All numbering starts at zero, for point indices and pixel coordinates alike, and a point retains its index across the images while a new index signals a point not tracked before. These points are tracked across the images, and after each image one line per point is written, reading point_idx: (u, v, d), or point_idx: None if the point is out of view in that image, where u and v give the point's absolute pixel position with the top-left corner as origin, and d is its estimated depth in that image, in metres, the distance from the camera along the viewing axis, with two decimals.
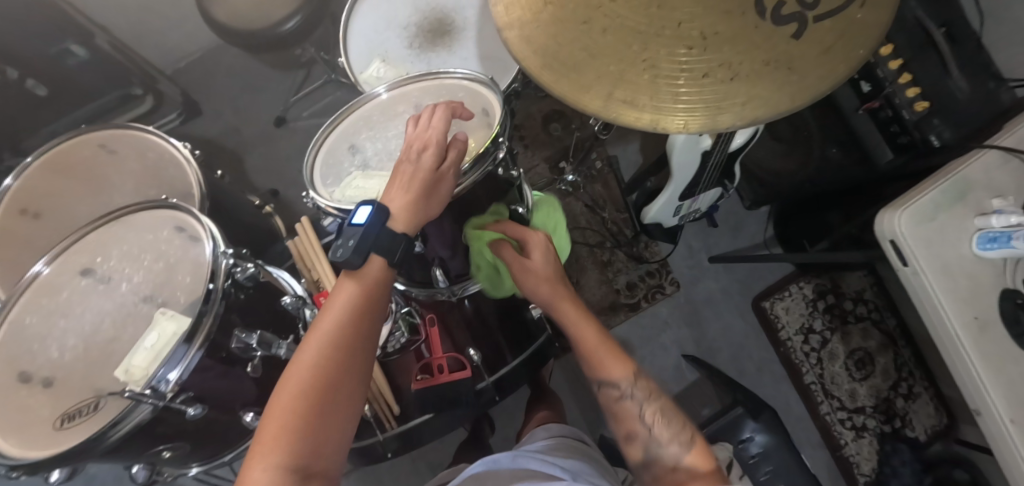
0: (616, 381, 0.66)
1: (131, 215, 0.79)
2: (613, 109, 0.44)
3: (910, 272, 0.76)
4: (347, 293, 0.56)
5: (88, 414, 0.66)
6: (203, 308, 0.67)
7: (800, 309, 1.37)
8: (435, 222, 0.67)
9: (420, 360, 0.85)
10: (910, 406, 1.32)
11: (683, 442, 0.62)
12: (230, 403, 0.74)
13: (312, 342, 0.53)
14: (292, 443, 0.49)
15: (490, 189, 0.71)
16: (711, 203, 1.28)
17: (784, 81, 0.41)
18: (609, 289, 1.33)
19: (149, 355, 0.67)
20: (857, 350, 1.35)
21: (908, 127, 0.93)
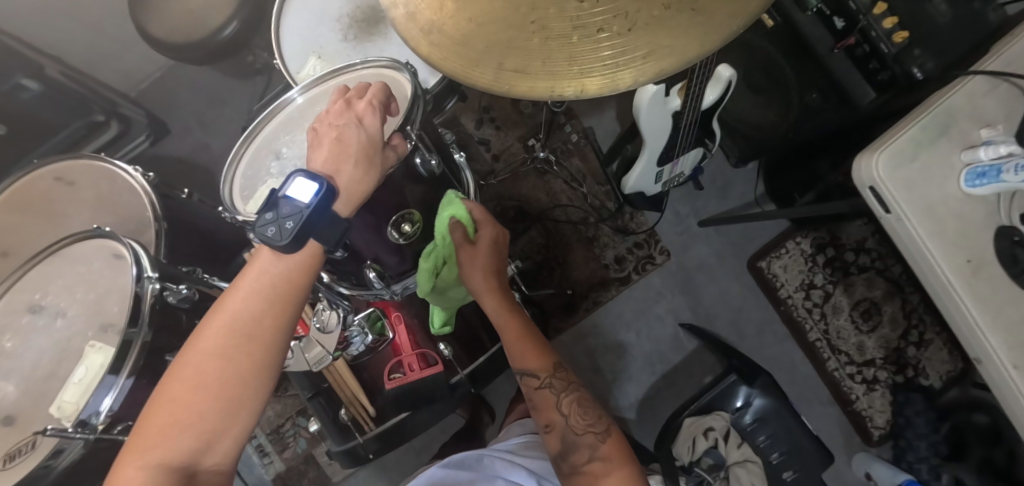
0: (536, 372, 0.77)
1: (67, 248, 0.77)
2: (504, 83, 0.38)
3: (894, 219, 0.71)
4: (258, 279, 0.55)
5: (26, 452, 0.68)
6: (129, 332, 0.65)
7: (800, 265, 1.32)
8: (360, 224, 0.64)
9: (392, 359, 0.83)
10: (922, 353, 1.27)
11: (597, 433, 0.72)
12: None
13: (214, 331, 0.53)
14: (178, 430, 0.51)
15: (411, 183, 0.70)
16: (694, 166, 1.22)
17: (689, 24, 0.35)
18: (597, 264, 1.29)
19: (79, 389, 0.68)
20: (862, 301, 1.29)
21: (887, 62, 0.86)
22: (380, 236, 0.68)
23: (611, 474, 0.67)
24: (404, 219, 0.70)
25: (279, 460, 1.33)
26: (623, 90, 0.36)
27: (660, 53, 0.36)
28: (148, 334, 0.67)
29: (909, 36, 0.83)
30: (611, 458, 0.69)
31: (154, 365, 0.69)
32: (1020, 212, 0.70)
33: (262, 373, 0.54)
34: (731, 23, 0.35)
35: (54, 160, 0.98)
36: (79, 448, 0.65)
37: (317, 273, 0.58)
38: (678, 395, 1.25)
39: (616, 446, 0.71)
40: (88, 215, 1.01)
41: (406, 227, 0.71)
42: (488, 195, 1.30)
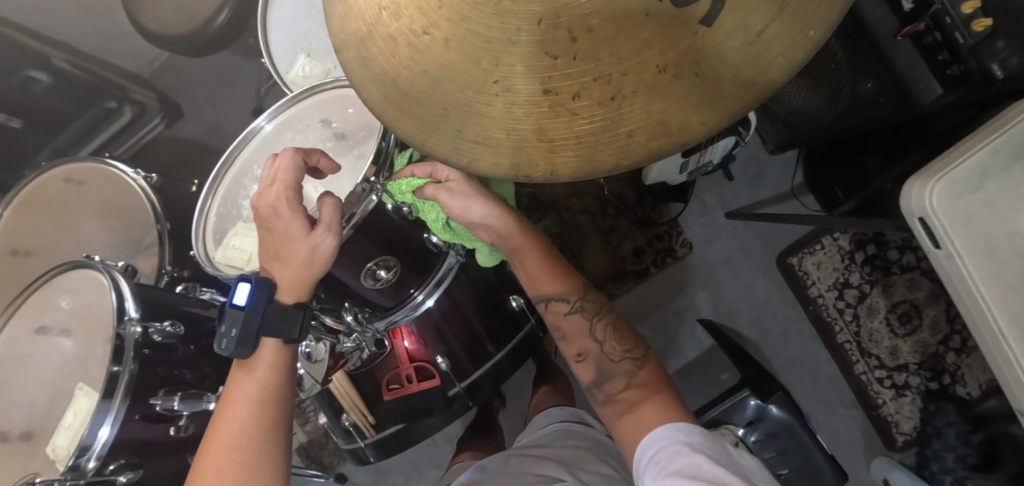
0: (565, 297, 0.66)
1: (56, 279, 0.75)
2: (463, 155, 0.32)
3: (943, 256, 0.63)
4: (244, 389, 0.54)
5: None
6: (115, 366, 0.63)
7: (834, 262, 1.23)
8: (339, 265, 0.60)
9: (391, 369, 0.82)
10: (962, 360, 1.16)
11: (635, 358, 0.63)
12: (183, 445, 0.74)
13: (213, 450, 0.51)
14: None
15: (382, 232, 0.62)
16: (725, 154, 1.12)
17: (689, 94, 0.28)
18: (614, 257, 1.23)
19: (71, 433, 0.66)
20: (901, 303, 1.20)
21: (961, 55, 0.71)
22: (352, 281, 0.63)
23: (644, 402, 0.58)
24: (379, 266, 0.64)
25: (301, 432, 1.37)
26: (599, 175, 0.30)
27: (651, 130, 0.29)
28: (135, 369, 0.64)
29: (995, 23, 0.67)
30: (646, 384, 0.60)
31: (137, 403, 0.65)
32: None
33: (271, 475, 0.51)
34: (743, 96, 0.29)
35: (62, 161, 1.01)
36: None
37: (293, 368, 0.57)
38: (694, 394, 1.20)
39: (653, 375, 0.61)
40: (100, 217, 1.01)
41: (382, 274, 0.65)
42: None
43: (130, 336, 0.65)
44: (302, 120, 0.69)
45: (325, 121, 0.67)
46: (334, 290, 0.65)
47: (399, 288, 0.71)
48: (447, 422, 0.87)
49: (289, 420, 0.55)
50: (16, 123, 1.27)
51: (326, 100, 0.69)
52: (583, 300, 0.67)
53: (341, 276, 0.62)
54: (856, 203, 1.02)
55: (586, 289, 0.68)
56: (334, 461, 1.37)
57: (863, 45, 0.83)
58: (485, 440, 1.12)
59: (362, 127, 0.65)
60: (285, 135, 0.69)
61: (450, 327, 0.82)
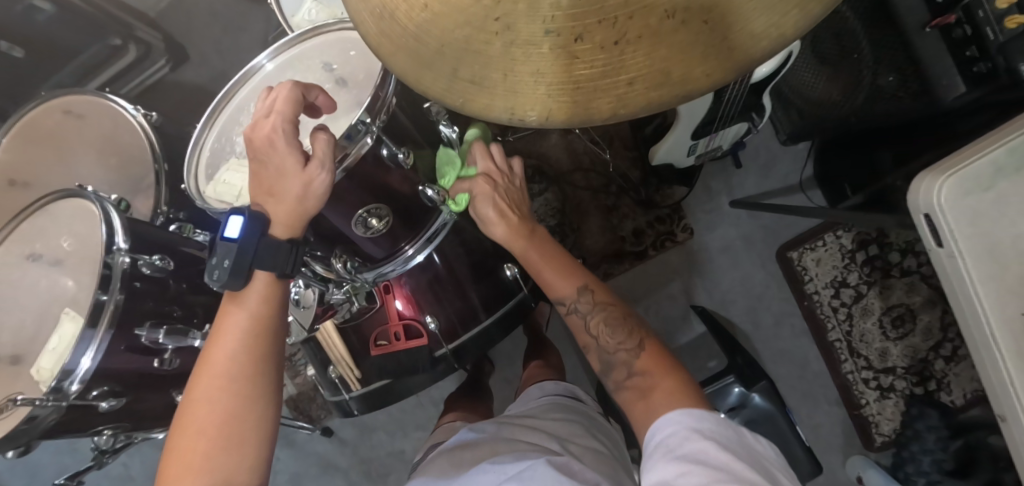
0: (562, 299, 0.69)
1: (50, 205, 0.75)
2: (458, 96, 0.32)
3: (945, 255, 0.62)
4: (235, 320, 0.53)
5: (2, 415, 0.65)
6: (101, 296, 0.62)
7: (834, 261, 1.22)
8: (330, 207, 0.60)
9: (379, 326, 0.82)
10: (950, 368, 1.17)
11: (631, 349, 0.63)
12: (163, 382, 0.74)
13: (204, 376, 0.50)
14: (195, 478, 0.46)
15: (376, 176, 0.61)
16: (734, 140, 1.10)
17: (695, 42, 0.27)
18: (614, 235, 1.21)
19: (56, 354, 0.66)
20: (896, 307, 1.19)
21: (989, 51, 0.68)
22: (345, 229, 0.64)
23: (652, 392, 0.57)
24: (370, 215, 0.64)
25: (291, 384, 1.39)
26: (595, 125, 0.29)
27: (652, 79, 0.28)
28: (122, 300, 0.64)
29: None
30: (652, 373, 0.59)
31: (122, 333, 0.65)
32: None
33: (262, 404, 0.51)
34: (751, 49, 0.28)
35: (61, 93, 1.00)
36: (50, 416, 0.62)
37: (285, 302, 0.57)
38: None
39: (653, 360, 0.61)
40: (98, 152, 1.01)
41: (373, 223, 0.66)
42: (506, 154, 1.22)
43: (118, 266, 0.64)
44: (305, 61, 0.69)
45: (328, 65, 0.67)
46: (321, 238, 0.64)
47: (391, 240, 0.71)
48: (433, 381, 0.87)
49: (281, 352, 0.55)
50: (17, 52, 1.27)
51: (330, 44, 0.69)
52: (581, 301, 0.68)
53: (325, 225, 0.62)
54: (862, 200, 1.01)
55: (585, 289, 0.68)
56: (321, 414, 1.39)
57: (889, 36, 0.80)
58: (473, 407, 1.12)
59: (363, 72, 0.66)
60: (285, 74, 0.69)
61: (441, 288, 0.82)
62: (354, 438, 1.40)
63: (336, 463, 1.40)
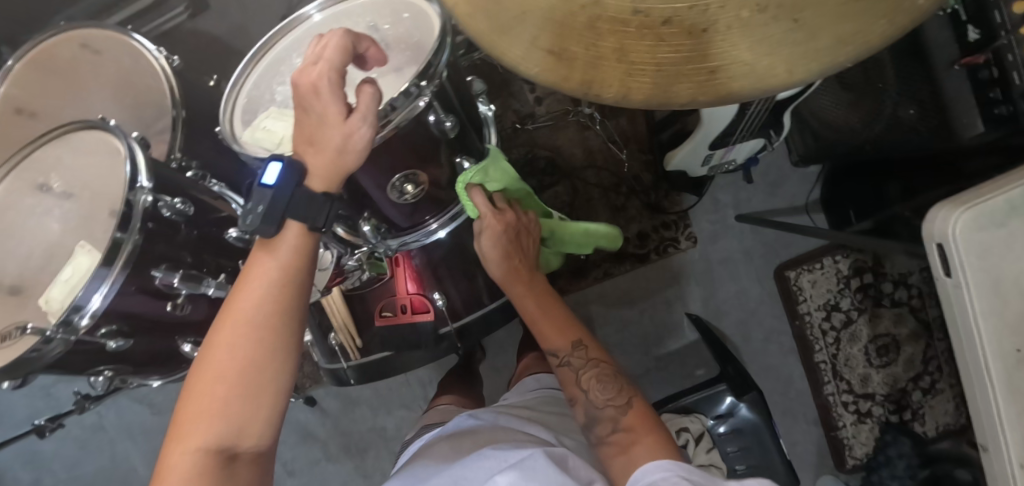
0: (555, 351, 0.71)
1: (70, 135, 0.73)
2: (534, 64, 0.32)
3: (951, 285, 0.64)
4: (263, 268, 0.53)
5: (9, 340, 0.64)
6: (119, 236, 0.61)
7: (829, 284, 1.24)
8: (367, 168, 0.60)
9: (386, 297, 0.82)
10: (927, 400, 1.21)
11: (619, 405, 0.63)
12: (168, 328, 0.73)
13: (228, 323, 0.51)
14: (211, 423, 0.48)
15: (418, 140, 0.62)
16: (749, 156, 1.11)
17: (782, 38, 0.28)
18: (619, 235, 1.22)
19: (66, 287, 0.64)
20: (883, 336, 1.23)
21: (1012, 96, 0.69)
22: (377, 193, 0.64)
23: (630, 443, 0.58)
24: (407, 179, 0.65)
25: None
26: (674, 108, 0.31)
27: (736, 70, 0.30)
28: (140, 241, 0.63)
29: None
30: (634, 428, 0.60)
31: (138, 274, 0.64)
32: None
33: (282, 356, 0.52)
34: (836, 53, 0.29)
35: (80, 25, 0.97)
36: (59, 347, 0.62)
37: (314, 255, 0.56)
38: (668, 383, 1.23)
39: (640, 418, 0.61)
40: (113, 90, 0.98)
41: (408, 189, 0.66)
42: (522, 143, 1.22)
43: (140, 206, 0.63)
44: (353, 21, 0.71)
45: (375, 25, 0.69)
46: (352, 200, 0.64)
47: (417, 211, 0.71)
48: (431, 358, 0.87)
49: (306, 307, 0.55)
50: None
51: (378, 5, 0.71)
52: (573, 355, 0.70)
53: (356, 187, 0.62)
54: (870, 226, 1.03)
55: (578, 345, 0.70)
56: (306, 383, 1.38)
57: (919, 69, 0.82)
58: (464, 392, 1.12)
59: (413, 33, 0.67)
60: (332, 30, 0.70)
61: (450, 268, 0.82)
62: (335, 410, 1.39)
63: (316, 433, 1.40)
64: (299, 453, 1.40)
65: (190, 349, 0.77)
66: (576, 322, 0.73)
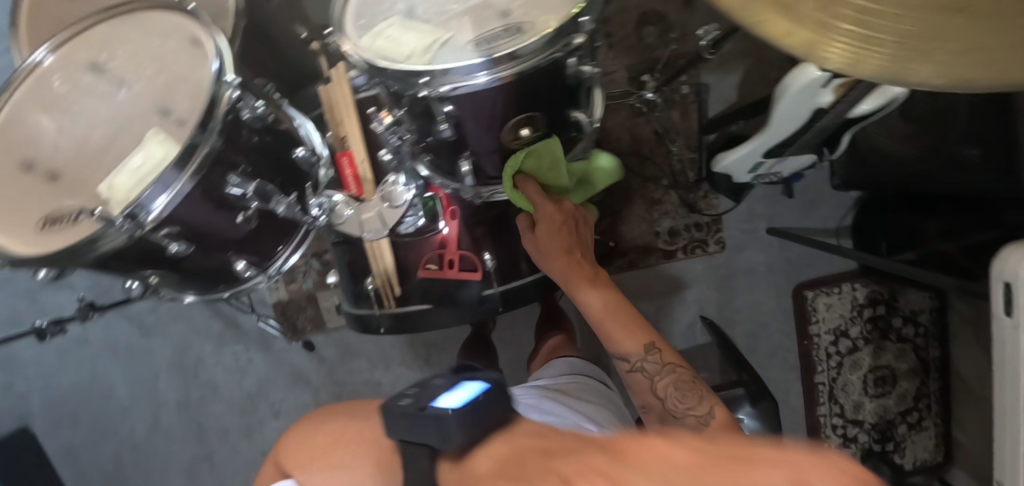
0: (627, 357, 0.70)
1: (145, 14, 0.71)
2: (761, 17, 0.34)
3: (1010, 324, 0.66)
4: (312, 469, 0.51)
5: (68, 223, 0.62)
6: (199, 135, 0.60)
7: (844, 309, 1.25)
8: (487, 96, 0.59)
9: (434, 249, 0.81)
10: (910, 435, 1.25)
11: (701, 415, 0.60)
12: (219, 243, 0.69)
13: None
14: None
15: (548, 80, 0.61)
16: (795, 170, 1.11)
17: (1001, 30, 0.35)
18: (649, 229, 1.20)
19: (135, 177, 0.61)
20: (883, 367, 1.25)
21: None
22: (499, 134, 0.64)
23: None
24: (525, 123, 0.64)
25: (283, 290, 1.33)
26: (903, 85, 0.36)
27: (966, 52, 0.35)
28: (218, 145, 0.61)
29: None
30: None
31: (211, 180, 0.62)
32: None
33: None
34: None
35: None
36: (120, 241, 0.59)
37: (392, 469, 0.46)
38: None
39: (721, 424, 0.58)
40: None
41: (523, 132, 0.65)
42: None
43: (224, 110, 0.61)
44: None
45: None
46: (466, 134, 0.64)
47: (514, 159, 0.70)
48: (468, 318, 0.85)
49: None
50: None
51: None
52: (648, 359, 0.69)
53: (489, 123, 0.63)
54: (913, 257, 1.01)
55: (652, 349, 0.69)
56: (306, 327, 1.35)
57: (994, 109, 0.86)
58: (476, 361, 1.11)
59: None
60: None
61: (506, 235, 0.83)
62: (330, 358, 1.37)
63: (308, 377, 1.38)
64: (290, 394, 1.39)
65: (242, 268, 0.74)
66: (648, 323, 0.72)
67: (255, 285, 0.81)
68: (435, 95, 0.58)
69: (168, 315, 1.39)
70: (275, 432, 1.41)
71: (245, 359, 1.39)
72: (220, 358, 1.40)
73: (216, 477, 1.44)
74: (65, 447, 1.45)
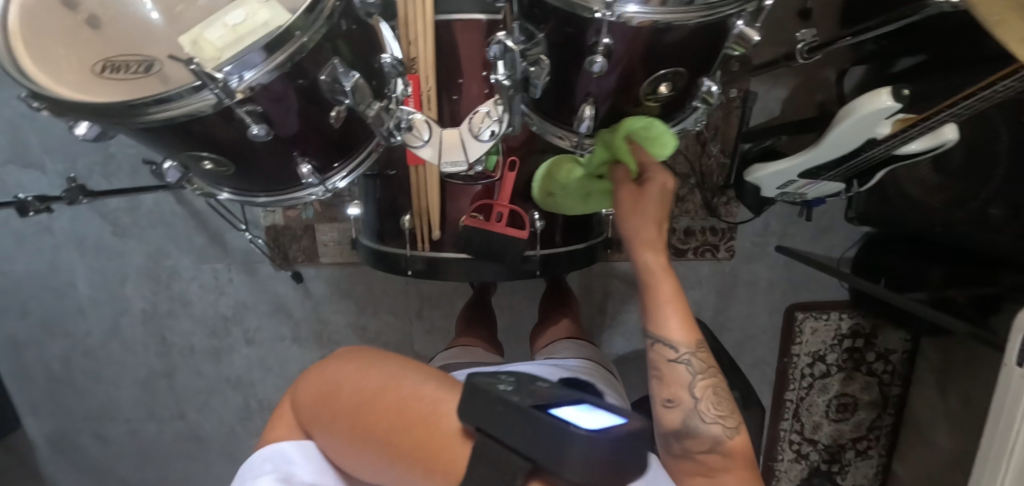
0: (675, 345, 0.69)
1: None
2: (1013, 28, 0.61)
3: None
4: (401, 383, 0.57)
5: (136, 74, 0.62)
6: (303, 18, 0.59)
7: (826, 337, 1.26)
8: (650, 38, 0.64)
9: (483, 201, 0.88)
10: (856, 460, 1.32)
11: (727, 426, 0.65)
12: (290, 138, 0.70)
13: (333, 393, 0.58)
14: (319, 379, 0.60)
15: (704, 41, 0.67)
16: (818, 196, 1.12)
17: None
18: (666, 224, 1.22)
19: (229, 35, 0.60)
20: (847, 395, 1.29)
21: None
22: (639, 81, 0.70)
23: (728, 472, 0.63)
24: (667, 79, 0.70)
25: (279, 215, 1.27)
26: None
27: None
28: (321, 32, 0.62)
29: None
30: (733, 456, 0.64)
31: (304, 69, 0.63)
32: None
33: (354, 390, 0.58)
34: None
35: None
36: (203, 106, 0.61)
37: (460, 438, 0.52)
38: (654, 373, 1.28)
39: (743, 445, 0.65)
40: None
41: (661, 88, 0.71)
42: None
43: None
44: None
45: None
46: (609, 72, 0.69)
47: (631, 115, 0.76)
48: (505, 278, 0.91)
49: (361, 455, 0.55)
50: None
51: None
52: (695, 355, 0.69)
53: (633, 68, 0.68)
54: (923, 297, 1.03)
55: (699, 347, 0.70)
56: (296, 258, 1.30)
57: None
58: (475, 335, 1.11)
59: None
60: None
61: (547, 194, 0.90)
62: (317, 294, 1.32)
63: (289, 309, 1.34)
64: (266, 324, 1.34)
65: (306, 171, 0.74)
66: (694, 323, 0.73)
67: (308, 197, 0.80)
68: (608, 18, 0.62)
69: (146, 219, 1.29)
70: (244, 360, 1.36)
71: (225, 279, 1.33)
72: (198, 274, 1.32)
73: (172, 395, 1.39)
74: (10, 338, 1.36)
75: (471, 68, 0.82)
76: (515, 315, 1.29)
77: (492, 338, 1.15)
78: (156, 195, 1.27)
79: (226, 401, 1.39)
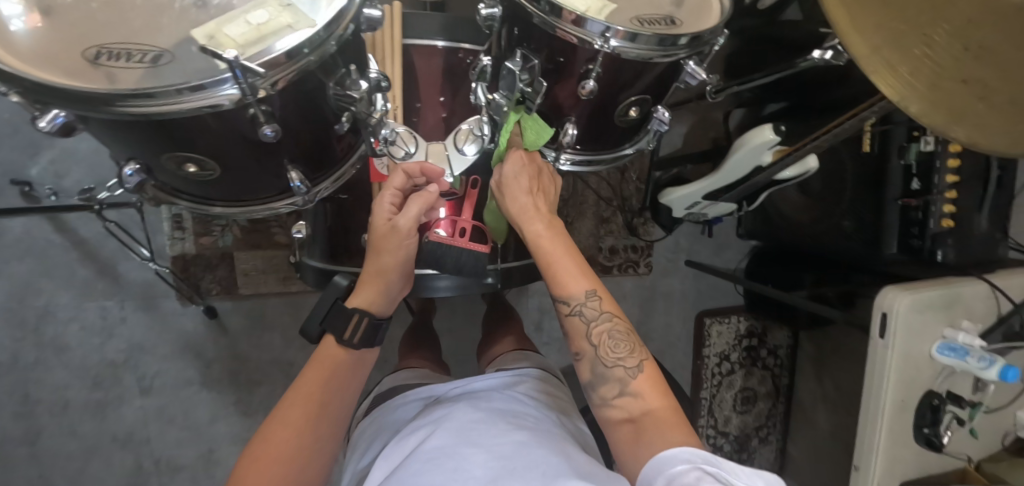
0: (569, 299, 0.70)
1: None
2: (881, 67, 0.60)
3: (882, 344, 1.00)
4: (313, 369, 0.71)
5: (141, 63, 0.56)
6: (330, 30, 0.60)
7: (729, 338, 1.46)
8: (628, 69, 0.73)
9: (446, 217, 0.85)
10: (760, 447, 1.51)
11: (628, 366, 0.66)
12: (286, 140, 0.68)
13: (276, 414, 0.66)
14: (267, 427, 0.65)
15: (668, 74, 0.78)
16: (718, 214, 1.32)
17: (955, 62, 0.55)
18: (594, 243, 1.34)
19: (252, 33, 0.58)
20: (748, 389, 1.48)
21: (926, 234, 1.03)
22: (612, 104, 0.79)
23: (645, 417, 0.62)
24: (635, 104, 0.81)
25: (190, 242, 1.13)
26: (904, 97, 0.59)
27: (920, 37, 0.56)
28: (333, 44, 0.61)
29: (951, 226, 1.02)
30: (641, 394, 0.65)
31: (311, 77, 0.63)
32: (945, 385, 1.03)
33: (285, 406, 0.67)
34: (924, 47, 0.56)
35: None
36: (223, 101, 0.57)
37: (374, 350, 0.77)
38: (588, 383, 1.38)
39: (653, 380, 0.66)
40: None
41: (630, 113, 0.82)
42: None
43: (349, 18, 0.62)
44: None
45: None
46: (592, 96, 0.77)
47: (602, 134, 0.85)
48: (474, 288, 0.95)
49: (319, 432, 0.66)
50: None
51: None
52: (587, 304, 0.69)
53: (611, 93, 0.77)
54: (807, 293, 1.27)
55: (593, 293, 0.70)
56: (210, 290, 1.17)
57: (873, 193, 1.10)
58: (426, 354, 1.09)
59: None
60: None
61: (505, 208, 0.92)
62: (234, 329, 1.20)
63: (199, 347, 1.19)
64: (168, 368, 1.18)
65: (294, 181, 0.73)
66: (592, 270, 0.72)
67: (289, 205, 0.79)
68: (603, 50, 0.70)
69: (9, 250, 1.08)
70: (135, 413, 1.17)
71: (116, 319, 1.15)
72: (79, 315, 1.13)
73: (35, 466, 1.14)
74: None
75: (429, 92, 0.85)
76: (456, 336, 1.31)
77: (437, 358, 1.13)
78: (26, 220, 1.08)
79: (111, 465, 1.17)
